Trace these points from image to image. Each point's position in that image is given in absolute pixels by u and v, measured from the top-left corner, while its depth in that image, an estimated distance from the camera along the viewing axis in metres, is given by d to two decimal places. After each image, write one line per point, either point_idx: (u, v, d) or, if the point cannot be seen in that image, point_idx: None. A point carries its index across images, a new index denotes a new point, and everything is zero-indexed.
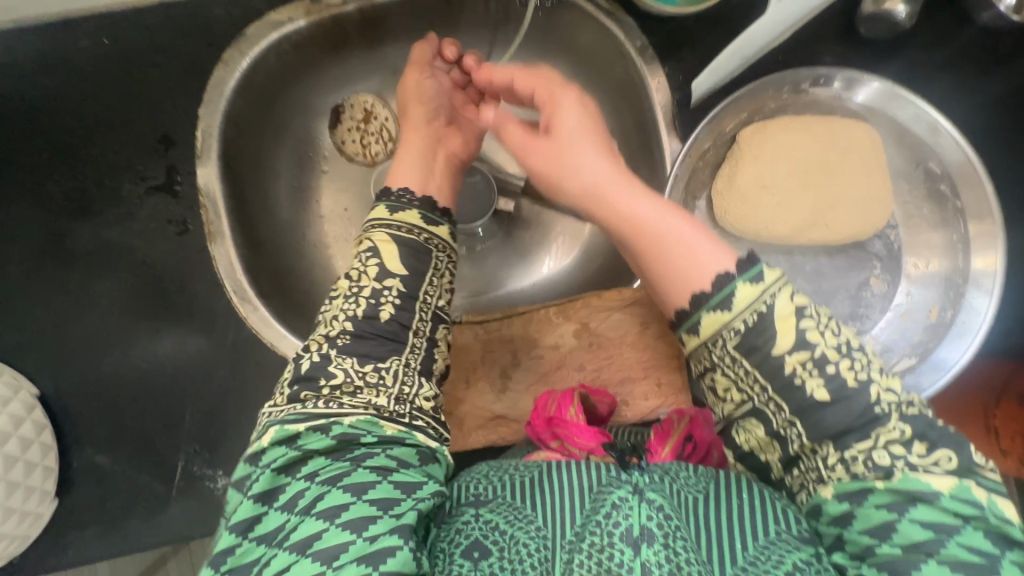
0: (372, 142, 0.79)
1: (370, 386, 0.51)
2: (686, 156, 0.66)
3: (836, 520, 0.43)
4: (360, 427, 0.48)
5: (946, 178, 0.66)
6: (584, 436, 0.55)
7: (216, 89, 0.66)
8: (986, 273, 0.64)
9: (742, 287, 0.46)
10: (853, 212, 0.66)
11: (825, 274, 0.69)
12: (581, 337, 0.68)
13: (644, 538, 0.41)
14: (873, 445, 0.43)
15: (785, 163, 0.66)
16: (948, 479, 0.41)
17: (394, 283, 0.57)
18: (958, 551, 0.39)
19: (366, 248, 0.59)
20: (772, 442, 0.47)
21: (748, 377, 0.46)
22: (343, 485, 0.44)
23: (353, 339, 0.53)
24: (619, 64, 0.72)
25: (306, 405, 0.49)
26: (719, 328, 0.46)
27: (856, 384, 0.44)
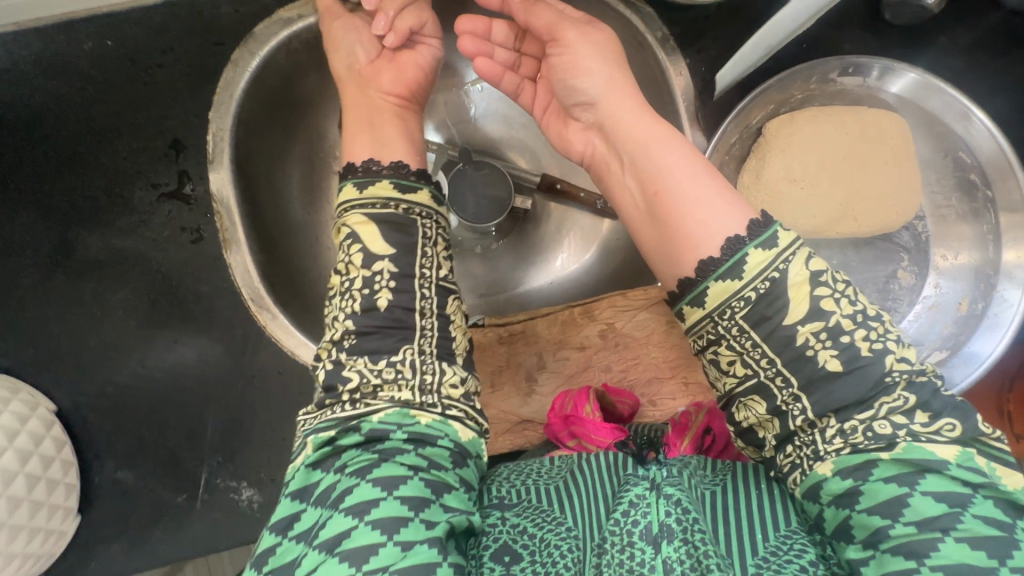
0: None
1: (389, 383, 0.44)
2: (713, 152, 0.65)
3: (837, 499, 0.40)
4: (390, 422, 0.43)
5: (976, 167, 0.65)
6: (601, 432, 0.56)
7: (227, 90, 0.63)
8: (1019, 265, 0.63)
9: (753, 254, 0.43)
10: (877, 202, 0.65)
11: (853, 266, 0.68)
12: (608, 337, 0.67)
13: (663, 534, 0.39)
14: (874, 414, 0.41)
15: (799, 148, 0.65)
16: (950, 447, 0.39)
17: (384, 266, 0.48)
18: (973, 527, 0.37)
19: (347, 235, 0.49)
20: (772, 421, 0.44)
21: (755, 350, 0.44)
22: (372, 478, 0.39)
23: (359, 338, 0.46)
24: (639, 55, 0.70)
25: (335, 411, 0.44)
26: (728, 300, 0.43)
27: (870, 353, 0.42)
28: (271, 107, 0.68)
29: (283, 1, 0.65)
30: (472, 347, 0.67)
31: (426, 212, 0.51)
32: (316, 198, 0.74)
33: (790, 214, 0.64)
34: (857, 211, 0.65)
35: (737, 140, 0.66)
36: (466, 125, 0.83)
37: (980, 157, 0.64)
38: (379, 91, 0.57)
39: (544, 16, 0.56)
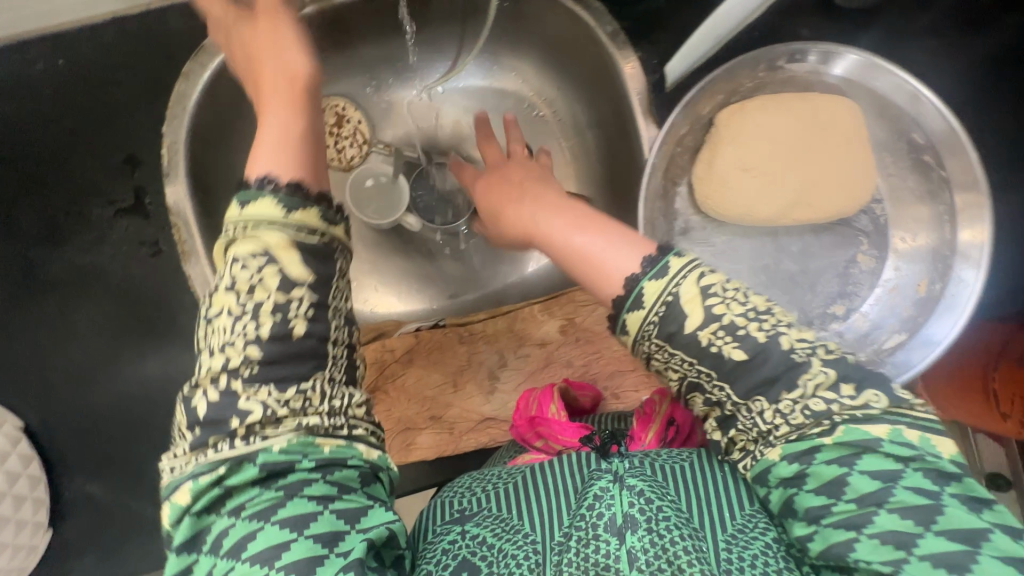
0: (347, 147, 0.82)
1: (295, 414, 0.39)
2: (663, 143, 0.64)
3: (785, 483, 0.39)
4: (292, 452, 0.38)
5: (929, 148, 0.65)
6: (569, 433, 0.55)
7: (178, 104, 0.64)
8: (974, 245, 0.63)
9: (647, 286, 0.42)
10: (835, 184, 0.64)
11: (813, 253, 0.69)
12: (568, 332, 0.67)
13: (628, 525, 0.38)
14: (804, 393, 0.39)
15: (747, 134, 0.64)
16: (881, 425, 0.38)
17: (302, 293, 0.41)
18: (906, 498, 0.36)
19: (251, 251, 0.40)
20: (713, 410, 0.43)
21: (676, 359, 0.42)
22: (277, 518, 0.37)
23: (264, 366, 0.39)
24: (591, 49, 0.71)
25: (217, 447, 0.38)
26: (641, 326, 0.42)
27: (765, 338, 0.40)
28: (230, 120, 0.69)
29: None
30: (434, 348, 0.66)
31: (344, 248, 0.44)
32: None
33: (744, 205, 0.64)
34: (812, 198, 0.64)
35: (689, 131, 0.66)
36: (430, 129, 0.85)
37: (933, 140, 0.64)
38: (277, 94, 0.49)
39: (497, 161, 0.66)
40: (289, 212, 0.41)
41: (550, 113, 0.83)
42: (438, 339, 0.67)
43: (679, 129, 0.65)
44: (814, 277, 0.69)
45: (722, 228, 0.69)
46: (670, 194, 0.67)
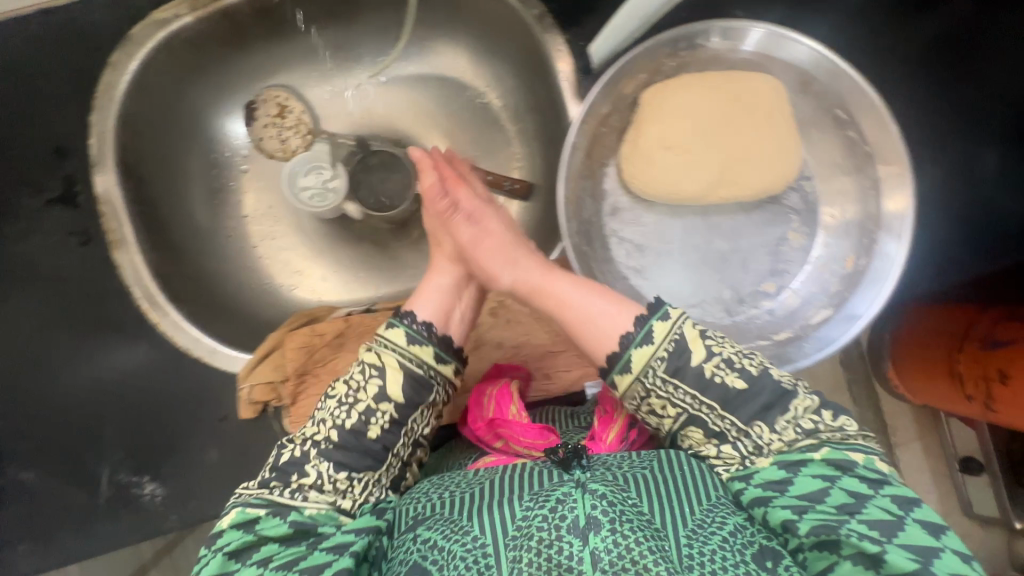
0: (290, 136, 0.82)
1: (337, 490, 0.50)
2: (585, 123, 0.65)
3: (772, 484, 0.45)
4: (321, 514, 0.48)
5: (852, 124, 0.65)
6: (530, 435, 0.54)
7: (106, 93, 0.67)
8: (897, 217, 0.63)
9: (656, 325, 0.49)
10: (759, 164, 0.64)
11: (743, 231, 0.69)
12: (498, 314, 0.69)
13: (592, 526, 0.38)
14: (795, 416, 0.47)
15: (668, 113, 0.64)
16: (857, 453, 0.46)
17: (387, 407, 0.52)
18: (876, 511, 0.42)
19: (370, 362, 0.53)
20: (709, 441, 0.49)
21: (680, 394, 0.48)
22: (298, 565, 0.44)
23: (335, 447, 0.51)
24: (521, 32, 0.72)
25: (271, 493, 0.48)
26: (647, 362, 0.48)
27: (760, 371, 0.48)
28: (165, 114, 0.74)
29: (158, 2, 0.67)
30: (366, 331, 0.67)
31: (443, 381, 0.56)
32: (220, 200, 0.81)
33: (668, 182, 0.65)
34: (736, 175, 0.64)
35: (614, 111, 0.67)
36: (378, 118, 0.87)
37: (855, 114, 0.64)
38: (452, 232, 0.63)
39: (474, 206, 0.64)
40: (411, 343, 0.54)
41: (493, 100, 0.84)
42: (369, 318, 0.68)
43: (602, 109, 0.65)
44: (749, 255, 0.69)
45: (650, 208, 0.69)
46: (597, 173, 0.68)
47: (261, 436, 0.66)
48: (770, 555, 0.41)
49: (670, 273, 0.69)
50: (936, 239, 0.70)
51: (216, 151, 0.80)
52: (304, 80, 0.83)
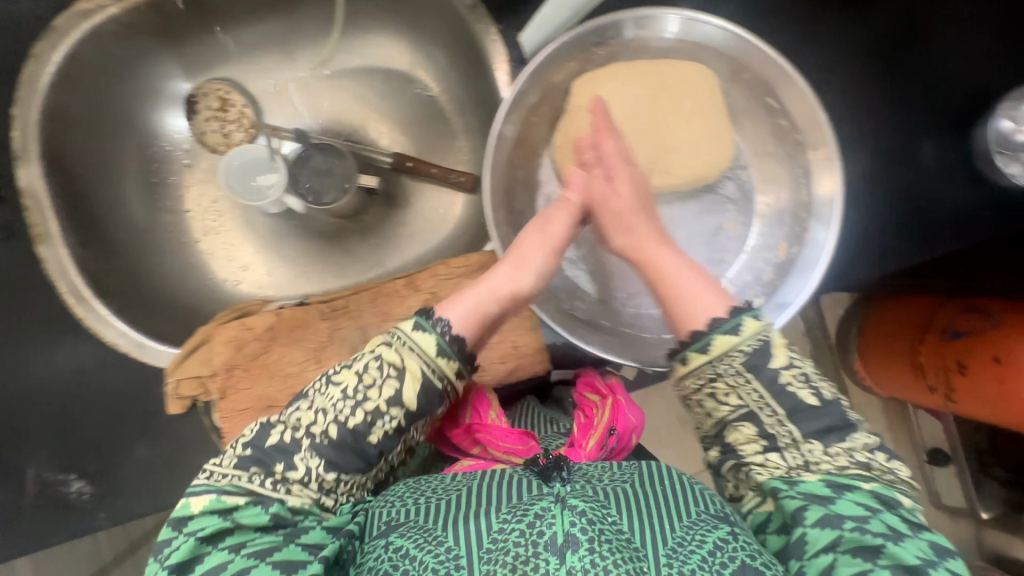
0: (233, 131, 0.83)
1: (321, 490, 0.49)
2: (514, 111, 0.63)
3: (816, 497, 0.44)
4: (302, 509, 0.47)
5: (784, 113, 0.65)
6: (510, 440, 0.59)
7: (28, 83, 0.66)
8: (826, 202, 0.62)
9: (748, 321, 0.50)
10: (689, 152, 0.64)
11: (680, 222, 0.69)
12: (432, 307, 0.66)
13: (569, 544, 0.37)
14: (853, 445, 0.47)
15: (598, 102, 0.64)
16: (902, 495, 0.46)
17: (397, 413, 0.50)
18: (914, 546, 0.42)
19: (391, 360, 0.51)
20: (758, 440, 0.48)
21: (749, 390, 0.48)
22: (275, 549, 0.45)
23: (330, 445, 0.49)
24: (455, 22, 0.72)
25: (250, 480, 0.47)
26: (728, 349, 0.49)
27: (830, 397, 0.49)
28: (97, 107, 0.74)
29: None
30: (295, 324, 0.66)
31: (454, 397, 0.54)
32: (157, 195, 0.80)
33: (600, 170, 0.65)
34: (667, 163, 0.64)
35: (545, 101, 0.66)
36: (324, 113, 0.86)
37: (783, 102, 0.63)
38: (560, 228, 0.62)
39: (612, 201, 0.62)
40: (438, 357, 0.51)
41: (438, 94, 0.84)
42: (299, 313, 0.66)
43: (532, 98, 0.64)
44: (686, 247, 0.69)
45: None
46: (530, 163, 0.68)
47: (191, 431, 0.65)
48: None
49: (606, 262, 0.69)
50: (861, 226, 0.72)
51: (156, 145, 0.80)
52: (244, 73, 0.83)
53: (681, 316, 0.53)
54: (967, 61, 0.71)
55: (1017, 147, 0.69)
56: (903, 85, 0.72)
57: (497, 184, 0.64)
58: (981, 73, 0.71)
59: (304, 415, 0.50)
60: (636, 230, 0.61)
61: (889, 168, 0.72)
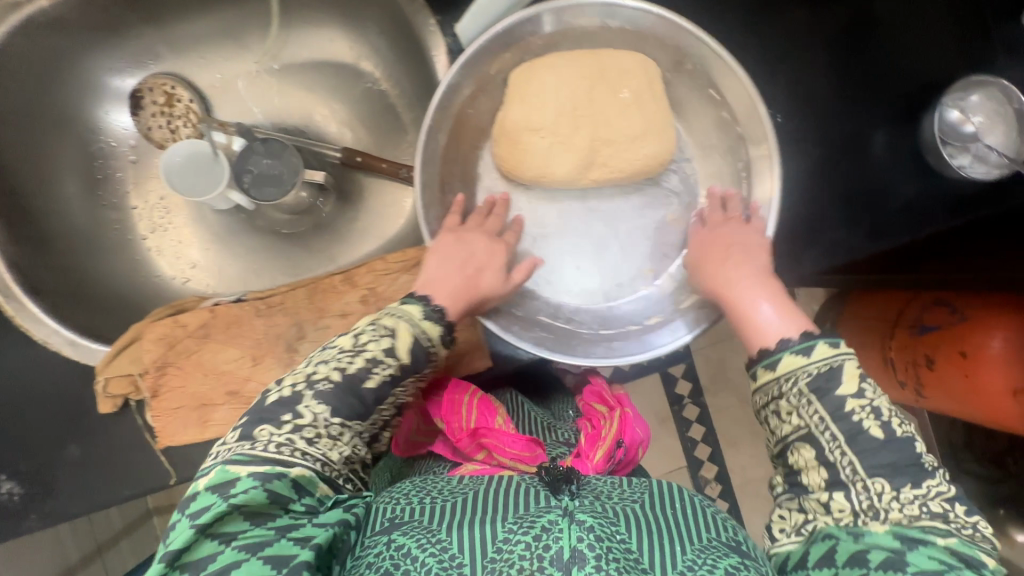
0: (180, 126, 0.82)
1: (327, 438, 0.49)
2: (448, 104, 0.61)
3: (882, 549, 0.43)
4: (298, 490, 0.46)
5: (726, 105, 0.64)
6: (517, 446, 0.60)
7: None
8: (764, 199, 0.62)
9: (820, 345, 0.49)
10: (628, 146, 0.63)
11: (622, 216, 0.68)
12: (369, 302, 0.66)
13: (575, 560, 0.39)
14: (927, 493, 0.45)
15: (535, 94, 0.63)
16: (984, 555, 0.44)
17: (389, 364, 0.53)
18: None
19: (384, 324, 0.54)
20: (818, 470, 0.48)
21: (817, 418, 0.48)
22: (271, 530, 0.44)
23: (333, 389, 0.51)
24: (394, 13, 0.71)
25: (254, 446, 0.47)
26: (796, 369, 0.49)
27: (902, 434, 0.47)
28: (34, 105, 0.73)
29: None
30: (231, 322, 0.65)
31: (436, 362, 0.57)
32: (99, 192, 0.79)
33: (537, 165, 0.64)
34: (605, 157, 0.63)
35: (482, 92, 0.65)
36: (273, 108, 0.85)
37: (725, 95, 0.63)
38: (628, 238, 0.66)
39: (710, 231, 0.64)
40: (423, 318, 0.55)
41: (388, 88, 0.83)
42: (234, 309, 0.66)
43: (468, 89, 0.63)
44: (627, 243, 0.69)
45: (527, 191, 0.68)
46: (468, 156, 0.67)
47: (123, 431, 0.64)
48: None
49: (546, 258, 0.68)
50: (809, 219, 0.71)
51: (99, 141, 0.80)
52: (188, 68, 0.82)
53: (754, 336, 0.54)
54: (913, 51, 0.71)
55: (966, 138, 0.69)
56: (854, 75, 0.71)
57: (433, 178, 0.63)
58: (927, 63, 0.71)
59: (306, 370, 0.52)
60: (722, 254, 0.61)
61: (840, 160, 0.71)
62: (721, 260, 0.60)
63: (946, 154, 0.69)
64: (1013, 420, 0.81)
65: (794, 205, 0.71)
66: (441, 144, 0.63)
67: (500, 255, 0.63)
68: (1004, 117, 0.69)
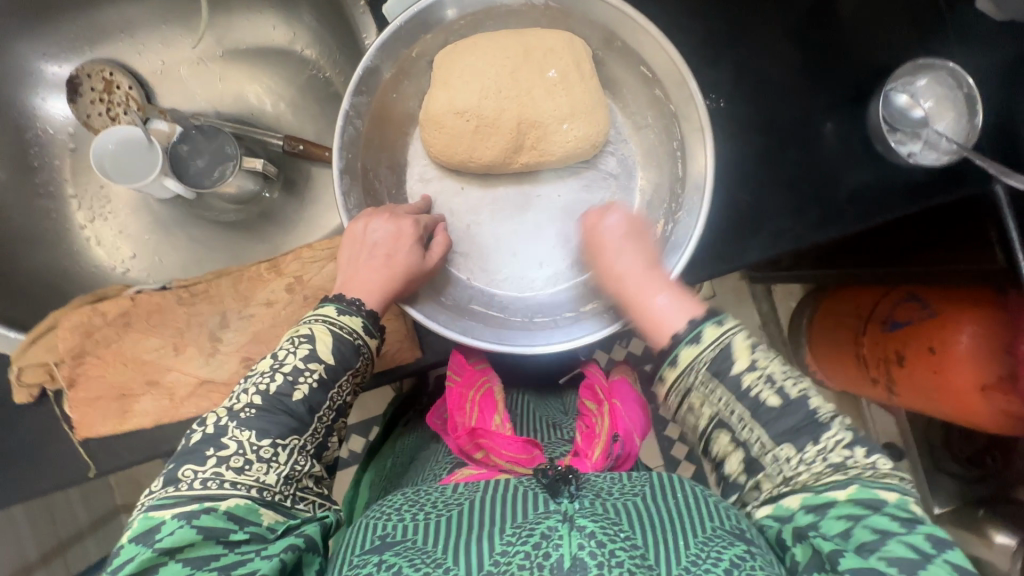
0: (119, 112, 0.80)
1: (262, 462, 0.47)
2: (368, 84, 0.60)
3: (799, 530, 0.42)
4: (235, 519, 0.43)
5: (657, 81, 0.62)
6: (513, 448, 0.57)
7: None
8: (697, 176, 0.60)
9: (708, 329, 0.47)
10: (558, 127, 0.62)
11: (560, 201, 0.67)
12: (295, 291, 0.64)
13: (577, 570, 0.36)
14: (826, 446, 0.44)
15: (457, 76, 0.61)
16: (891, 492, 0.42)
17: (317, 368, 0.51)
18: (896, 548, 0.40)
19: (300, 333, 0.52)
20: (735, 451, 0.46)
21: (723, 404, 0.46)
22: (211, 568, 0.41)
23: (257, 414, 0.48)
24: None
25: (178, 488, 0.44)
26: (693, 361, 0.46)
27: (797, 394, 0.45)
28: None
29: None
30: (152, 310, 0.64)
31: (368, 358, 0.55)
32: (32, 180, 0.78)
33: (465, 149, 0.63)
34: (535, 139, 0.62)
35: (404, 77, 0.64)
36: (215, 96, 0.83)
37: (653, 68, 0.61)
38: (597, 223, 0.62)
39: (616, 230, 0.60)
40: (341, 314, 0.54)
41: (332, 75, 0.81)
42: (157, 297, 0.64)
43: (388, 73, 0.62)
44: (565, 228, 0.66)
45: (459, 177, 0.67)
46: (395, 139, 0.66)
47: (41, 421, 0.62)
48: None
49: (480, 244, 0.67)
50: (756, 205, 0.68)
51: (35, 128, 0.79)
52: (126, 54, 0.81)
53: (654, 333, 0.51)
54: (864, 34, 0.69)
55: (914, 124, 0.67)
56: (802, 59, 0.69)
57: (356, 163, 0.62)
58: (878, 46, 0.69)
59: (229, 402, 0.49)
60: (623, 252, 0.58)
61: (787, 147, 0.69)
62: (621, 256, 0.58)
63: (893, 141, 0.66)
64: (981, 419, 0.76)
65: (741, 189, 0.68)
66: (363, 130, 0.62)
67: (409, 231, 0.60)
68: (953, 104, 0.66)
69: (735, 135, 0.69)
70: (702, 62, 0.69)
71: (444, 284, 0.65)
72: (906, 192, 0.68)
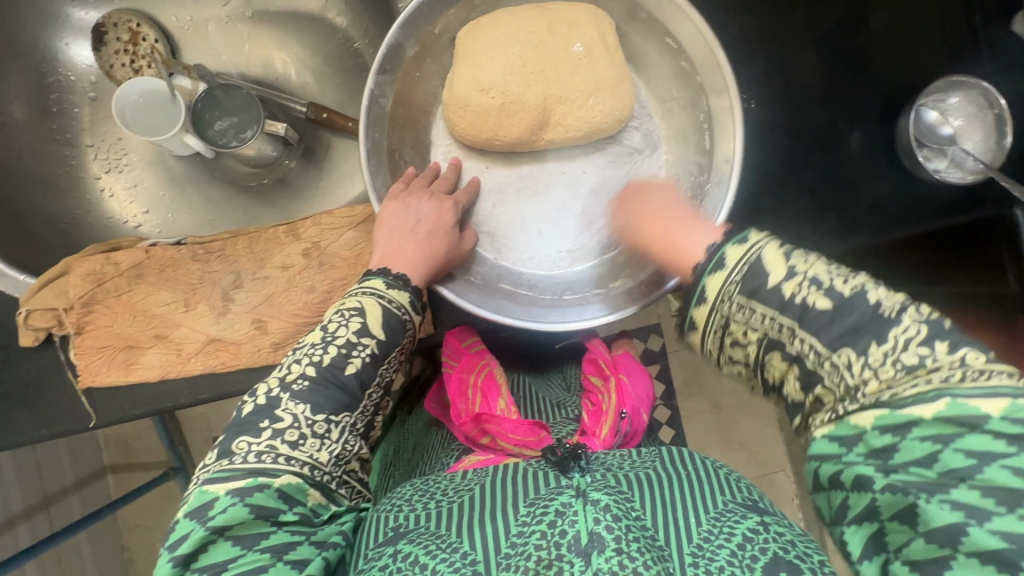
0: (143, 65, 0.79)
1: (315, 438, 0.45)
2: (401, 48, 0.60)
3: (874, 455, 0.38)
4: (285, 499, 0.42)
5: (683, 53, 0.62)
6: (520, 431, 0.57)
7: None
8: (725, 161, 0.60)
9: (731, 249, 0.44)
10: (583, 101, 0.62)
11: (584, 178, 0.67)
12: (311, 256, 0.64)
13: (594, 544, 0.36)
14: (894, 347, 0.39)
15: (481, 52, 0.61)
16: (998, 399, 0.35)
17: (369, 342, 0.49)
18: (995, 477, 0.35)
19: (350, 306, 0.50)
20: (791, 370, 0.43)
21: (766, 323, 0.43)
22: (261, 548, 0.40)
23: (310, 387, 0.46)
24: None
25: (231, 462, 0.43)
26: (721, 288, 0.44)
27: (850, 291, 0.41)
28: None
29: None
30: (166, 264, 0.64)
31: (412, 337, 0.54)
32: (49, 126, 0.77)
33: (491, 127, 0.62)
34: (561, 115, 0.62)
35: (427, 55, 0.64)
36: (240, 55, 0.82)
37: (680, 41, 0.61)
38: (635, 193, 0.63)
39: (649, 194, 0.61)
40: (389, 288, 0.52)
41: (361, 45, 0.80)
42: (171, 252, 0.64)
43: (411, 52, 0.62)
44: (590, 205, 0.67)
45: (481, 155, 0.67)
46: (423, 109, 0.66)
47: (41, 366, 0.61)
48: (785, 568, 0.37)
49: (505, 222, 0.67)
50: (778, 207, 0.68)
51: (57, 74, 0.78)
52: (153, 5, 0.80)
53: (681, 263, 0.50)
54: (897, 49, 0.68)
55: (942, 141, 0.67)
56: (836, 63, 0.69)
57: (384, 132, 0.61)
58: (912, 61, 0.68)
59: (275, 376, 0.47)
60: (654, 203, 0.59)
61: (814, 153, 0.69)
62: (653, 208, 0.59)
63: (921, 157, 0.66)
64: None
65: (764, 190, 0.69)
66: (392, 95, 0.62)
67: (451, 212, 0.60)
68: (981, 122, 0.66)
69: (762, 135, 0.69)
70: (734, 60, 0.69)
71: (472, 262, 0.65)
72: (928, 206, 0.69)
